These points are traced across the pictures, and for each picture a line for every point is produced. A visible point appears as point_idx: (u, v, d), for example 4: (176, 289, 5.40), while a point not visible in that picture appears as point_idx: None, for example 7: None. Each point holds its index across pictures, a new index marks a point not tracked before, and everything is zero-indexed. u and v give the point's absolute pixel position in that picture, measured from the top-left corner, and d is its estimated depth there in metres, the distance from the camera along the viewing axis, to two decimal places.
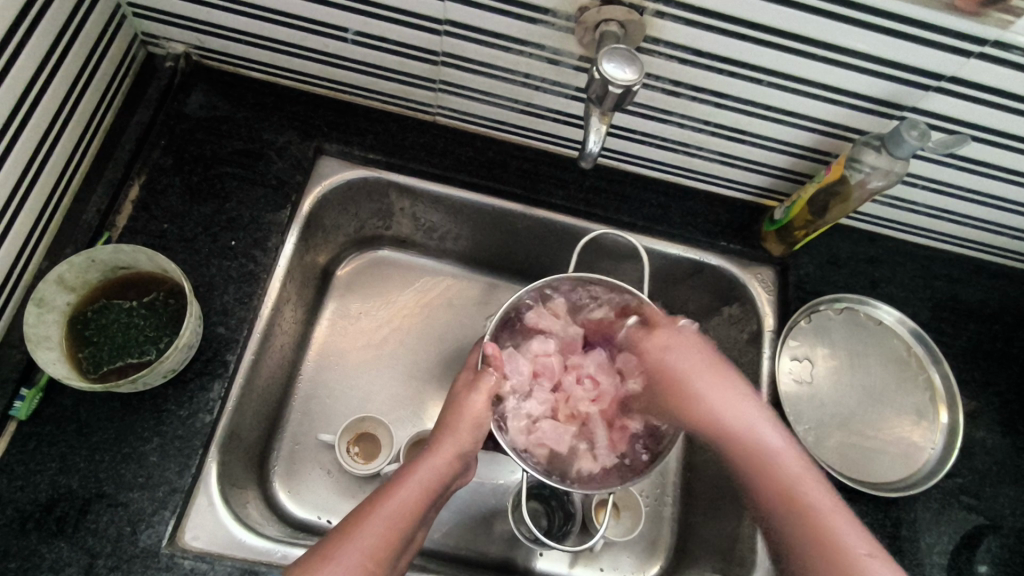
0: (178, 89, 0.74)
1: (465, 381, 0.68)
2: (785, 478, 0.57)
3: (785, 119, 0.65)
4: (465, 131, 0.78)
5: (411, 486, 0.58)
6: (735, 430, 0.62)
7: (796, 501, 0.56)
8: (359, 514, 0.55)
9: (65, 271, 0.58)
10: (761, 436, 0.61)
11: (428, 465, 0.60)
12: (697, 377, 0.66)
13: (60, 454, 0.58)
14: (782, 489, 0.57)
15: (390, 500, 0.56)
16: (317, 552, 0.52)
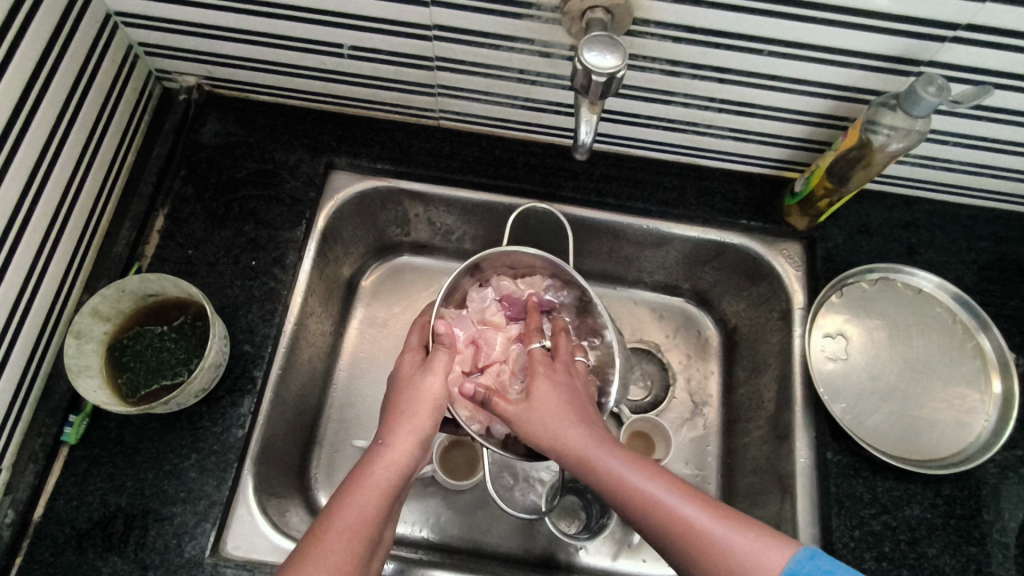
0: (194, 119, 0.77)
1: (409, 362, 0.65)
2: (664, 510, 0.51)
3: (793, 87, 0.62)
4: (470, 132, 0.78)
5: (370, 488, 0.56)
6: (586, 463, 0.56)
7: (671, 521, 0.51)
8: (317, 533, 0.53)
9: (99, 304, 0.62)
10: (624, 478, 0.54)
11: (383, 463, 0.58)
12: (559, 413, 0.58)
13: (109, 474, 0.62)
14: (650, 515, 0.52)
15: (350, 506, 0.54)
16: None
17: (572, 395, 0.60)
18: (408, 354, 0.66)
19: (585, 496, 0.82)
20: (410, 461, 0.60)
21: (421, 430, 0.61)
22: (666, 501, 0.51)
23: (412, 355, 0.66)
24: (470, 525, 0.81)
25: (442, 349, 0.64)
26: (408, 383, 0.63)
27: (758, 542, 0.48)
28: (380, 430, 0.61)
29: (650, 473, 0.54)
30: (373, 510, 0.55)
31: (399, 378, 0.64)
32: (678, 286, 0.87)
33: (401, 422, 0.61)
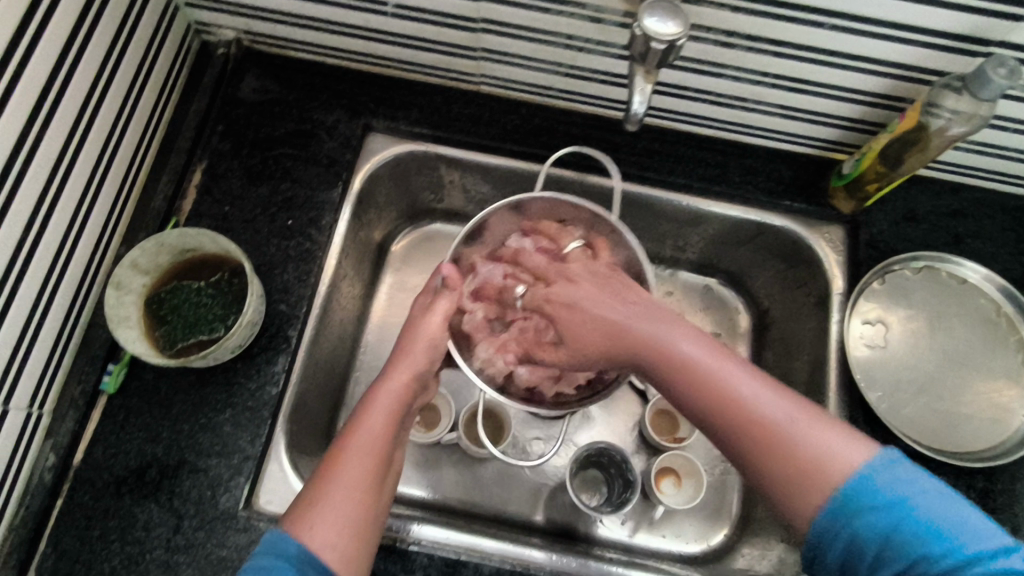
0: (232, 75, 0.76)
1: (420, 304, 0.66)
2: (732, 403, 0.49)
3: (852, 64, 0.60)
4: (510, 99, 0.77)
5: (379, 413, 0.57)
6: (651, 348, 0.53)
7: (734, 409, 0.49)
8: (335, 457, 0.54)
9: (138, 256, 0.62)
10: (694, 362, 0.51)
11: (390, 391, 0.59)
12: (609, 307, 0.56)
13: (146, 424, 0.63)
14: (716, 405, 0.50)
15: (362, 429, 0.56)
16: (302, 501, 0.51)
17: (585, 307, 0.57)
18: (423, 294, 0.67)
19: (608, 472, 0.82)
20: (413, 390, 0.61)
21: (419, 365, 0.62)
22: (741, 390, 0.49)
23: (427, 295, 0.66)
24: (492, 493, 0.81)
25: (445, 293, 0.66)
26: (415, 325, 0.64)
27: (842, 441, 0.46)
28: (388, 363, 0.62)
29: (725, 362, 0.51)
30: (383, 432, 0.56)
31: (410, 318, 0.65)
32: (711, 265, 0.85)
33: (402, 357, 0.62)
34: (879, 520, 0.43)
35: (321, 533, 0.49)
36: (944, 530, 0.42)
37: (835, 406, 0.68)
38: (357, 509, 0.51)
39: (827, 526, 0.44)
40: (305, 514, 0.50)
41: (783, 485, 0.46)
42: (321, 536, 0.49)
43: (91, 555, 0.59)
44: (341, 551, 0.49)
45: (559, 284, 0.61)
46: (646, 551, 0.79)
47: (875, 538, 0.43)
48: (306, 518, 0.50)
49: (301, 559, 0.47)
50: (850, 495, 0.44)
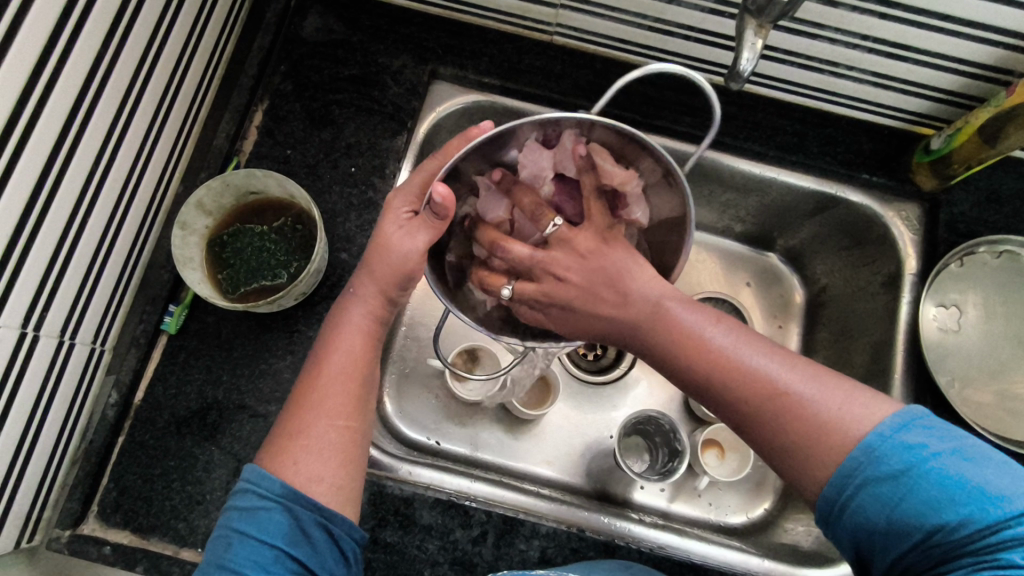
0: (295, 12, 0.73)
1: (396, 217, 0.56)
2: (740, 372, 0.47)
3: (962, 30, 0.56)
4: (583, 53, 0.73)
5: (350, 334, 0.54)
6: (652, 322, 0.51)
7: (750, 387, 0.47)
8: (308, 382, 0.52)
9: (204, 196, 0.61)
10: (698, 333, 0.50)
11: (361, 311, 0.55)
12: (607, 293, 0.53)
13: (206, 366, 0.62)
14: (727, 370, 0.48)
15: (334, 355, 0.53)
16: (280, 434, 0.50)
17: (582, 301, 0.53)
18: (392, 206, 0.57)
19: (653, 440, 0.82)
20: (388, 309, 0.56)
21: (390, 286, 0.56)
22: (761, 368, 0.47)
23: (399, 213, 0.56)
24: (537, 454, 0.81)
25: (431, 219, 0.55)
26: (380, 247, 0.55)
27: (854, 405, 0.44)
28: (354, 279, 0.57)
29: (745, 344, 0.49)
30: (357, 356, 0.53)
31: (375, 236, 0.56)
32: (771, 239, 0.83)
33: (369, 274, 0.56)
34: (905, 482, 0.41)
35: (303, 464, 0.48)
36: (980, 489, 0.40)
37: (901, 389, 0.67)
38: (337, 438, 0.50)
39: (854, 501, 0.42)
40: (286, 446, 0.49)
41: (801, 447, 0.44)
42: (305, 467, 0.48)
43: (152, 491, 0.59)
44: (329, 482, 0.48)
45: (555, 264, 0.54)
46: (685, 520, 0.79)
47: (902, 504, 0.41)
48: (289, 452, 0.49)
49: (283, 496, 0.47)
50: (874, 457, 0.42)
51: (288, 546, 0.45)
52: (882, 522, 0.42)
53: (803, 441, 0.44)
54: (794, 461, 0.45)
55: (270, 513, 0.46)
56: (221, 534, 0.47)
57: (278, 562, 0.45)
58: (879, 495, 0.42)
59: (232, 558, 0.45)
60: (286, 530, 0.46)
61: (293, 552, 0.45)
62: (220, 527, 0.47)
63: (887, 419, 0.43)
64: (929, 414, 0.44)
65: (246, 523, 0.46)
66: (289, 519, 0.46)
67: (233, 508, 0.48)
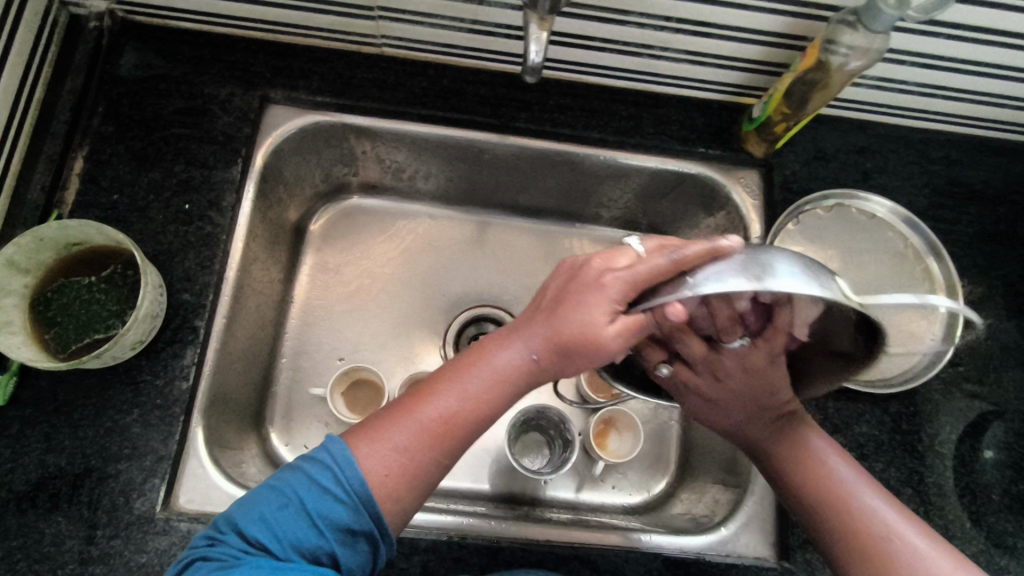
0: (109, 50, 0.70)
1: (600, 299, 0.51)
2: (840, 490, 0.56)
3: (749, 4, 0.60)
4: (415, 61, 0.74)
5: (483, 377, 0.52)
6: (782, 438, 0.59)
7: (855, 521, 0.54)
8: (417, 397, 0.52)
9: (14, 254, 0.57)
10: (824, 462, 0.58)
11: (510, 361, 0.53)
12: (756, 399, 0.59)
13: (45, 433, 0.58)
14: (825, 484, 0.57)
15: (460, 380, 0.52)
16: (374, 420, 0.51)
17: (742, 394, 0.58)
18: (606, 258, 0.53)
19: (548, 434, 0.82)
20: (539, 374, 0.53)
21: (570, 355, 0.52)
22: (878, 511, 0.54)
23: (612, 299, 0.51)
24: None
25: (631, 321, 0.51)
26: (574, 311, 0.52)
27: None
28: (529, 327, 0.54)
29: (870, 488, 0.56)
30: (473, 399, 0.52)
31: (584, 311, 0.51)
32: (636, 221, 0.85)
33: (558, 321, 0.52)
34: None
35: (377, 463, 0.48)
36: None
37: None
38: (416, 455, 0.49)
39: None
40: (372, 435, 0.50)
41: (856, 551, 0.53)
42: (380, 465, 0.48)
43: None
44: (389, 494, 0.48)
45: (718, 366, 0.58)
46: (591, 507, 0.80)
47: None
48: (365, 436, 0.50)
49: (357, 493, 0.47)
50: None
51: (335, 541, 0.46)
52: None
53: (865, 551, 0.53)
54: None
55: (334, 504, 0.47)
56: (277, 491, 0.47)
57: (317, 551, 0.46)
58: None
59: (280, 525, 0.46)
60: (340, 523, 0.46)
61: (335, 548, 0.46)
62: (279, 478, 0.48)
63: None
64: None
65: (310, 496, 0.46)
66: (350, 519, 0.47)
67: (303, 467, 0.48)
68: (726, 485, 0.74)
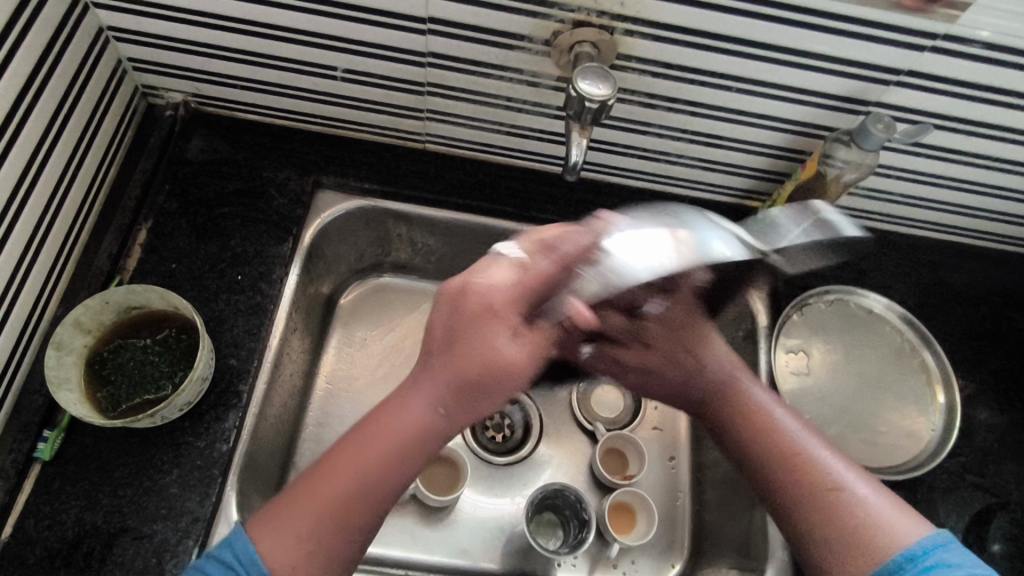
0: (179, 135, 0.77)
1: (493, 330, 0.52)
2: (796, 447, 0.59)
3: (757, 122, 0.68)
4: (454, 157, 0.82)
5: (389, 418, 0.51)
6: (733, 396, 0.64)
7: (794, 462, 0.58)
8: (321, 463, 0.51)
9: (81, 314, 0.61)
10: (766, 410, 0.62)
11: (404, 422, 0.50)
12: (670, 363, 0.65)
13: (84, 491, 0.60)
14: (784, 447, 0.59)
15: (358, 451, 0.50)
16: (278, 502, 0.49)
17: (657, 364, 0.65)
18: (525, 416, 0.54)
19: (563, 514, 0.82)
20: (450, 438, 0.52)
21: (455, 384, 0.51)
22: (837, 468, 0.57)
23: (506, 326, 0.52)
24: (448, 544, 0.80)
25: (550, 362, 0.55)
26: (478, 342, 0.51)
27: (897, 512, 0.53)
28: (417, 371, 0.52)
29: (853, 467, 0.58)
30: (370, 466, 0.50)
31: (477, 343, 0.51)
32: None
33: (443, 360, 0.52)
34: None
35: (275, 548, 0.47)
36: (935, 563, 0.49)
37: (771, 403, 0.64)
38: (316, 543, 0.48)
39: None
40: (269, 518, 0.48)
41: (806, 493, 0.56)
42: (271, 547, 0.47)
43: None
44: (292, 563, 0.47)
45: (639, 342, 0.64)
46: None
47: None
48: (269, 522, 0.48)
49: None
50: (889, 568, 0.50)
51: None
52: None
53: (806, 491, 0.56)
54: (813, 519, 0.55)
55: None
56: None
57: None
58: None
59: None
60: None
61: None
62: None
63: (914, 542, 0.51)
64: (954, 542, 0.51)
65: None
66: None
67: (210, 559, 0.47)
68: (743, 570, 0.75)
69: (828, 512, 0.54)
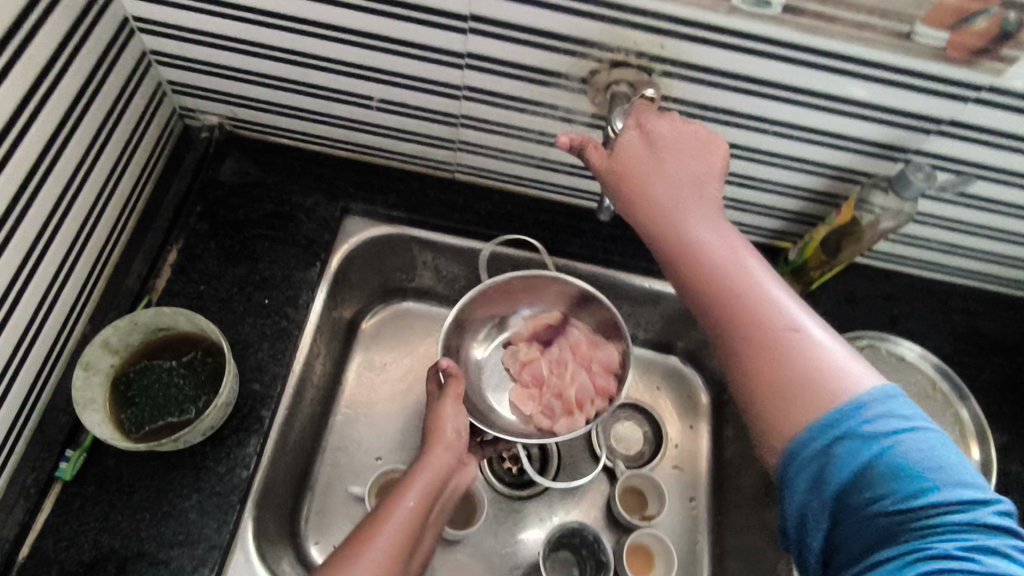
0: (212, 158, 0.78)
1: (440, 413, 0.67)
2: (749, 315, 0.47)
3: (792, 165, 0.67)
4: (483, 187, 0.82)
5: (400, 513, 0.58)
6: (688, 259, 0.51)
7: (740, 324, 0.48)
8: (366, 534, 0.56)
9: (110, 335, 0.61)
10: (721, 271, 0.49)
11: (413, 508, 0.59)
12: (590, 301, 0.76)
13: (103, 513, 0.60)
14: (749, 330, 0.47)
15: (396, 513, 0.57)
16: (338, 560, 0.53)
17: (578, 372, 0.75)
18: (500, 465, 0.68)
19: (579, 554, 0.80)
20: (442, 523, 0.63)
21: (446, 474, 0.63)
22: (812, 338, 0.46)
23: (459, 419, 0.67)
24: None
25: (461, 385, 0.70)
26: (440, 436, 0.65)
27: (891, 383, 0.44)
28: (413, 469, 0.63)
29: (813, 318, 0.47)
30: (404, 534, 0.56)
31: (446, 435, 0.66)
32: (672, 344, 0.91)
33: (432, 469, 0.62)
34: (875, 463, 0.41)
35: None
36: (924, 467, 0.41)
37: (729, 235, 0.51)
38: None
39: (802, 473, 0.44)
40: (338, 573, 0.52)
41: (754, 395, 0.46)
42: None
43: None
44: None
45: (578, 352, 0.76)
46: None
47: (884, 503, 0.41)
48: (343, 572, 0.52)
49: None
50: (821, 421, 0.43)
51: None
52: (870, 497, 0.42)
53: (756, 398, 0.46)
54: (776, 419, 0.45)
55: None
56: None
57: None
58: (880, 477, 0.41)
59: None
60: None
61: None
62: None
63: (858, 390, 0.44)
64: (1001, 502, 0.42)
65: None
66: None
67: None
68: None
69: (818, 410, 0.44)
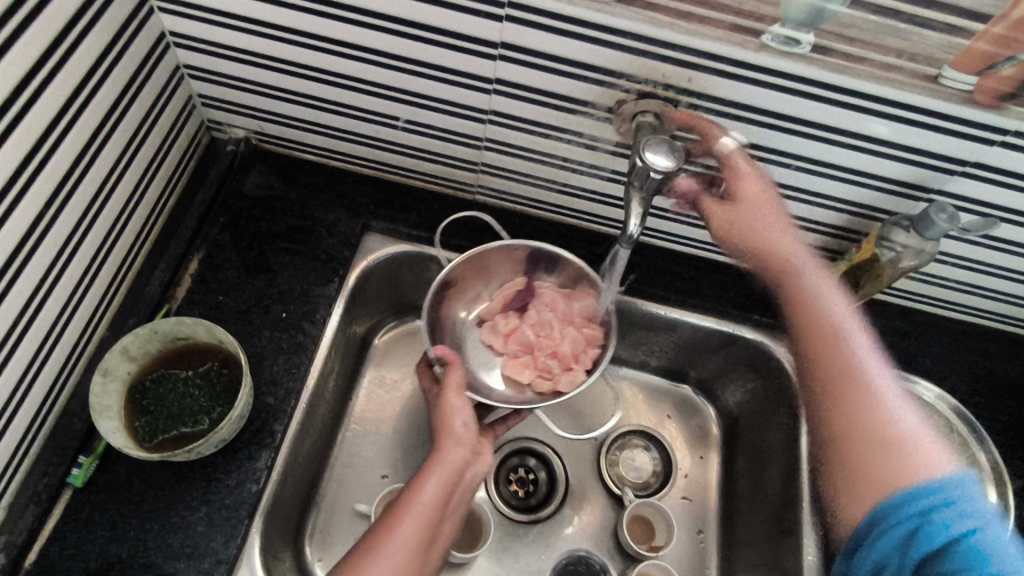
0: (237, 170, 0.79)
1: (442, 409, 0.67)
2: (862, 371, 0.56)
3: (813, 200, 0.68)
4: (503, 209, 0.82)
5: (418, 507, 0.60)
6: (820, 332, 0.59)
7: (844, 376, 0.56)
8: (386, 525, 0.58)
9: (129, 342, 0.62)
10: (838, 327, 0.59)
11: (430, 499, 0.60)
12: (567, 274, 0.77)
13: (111, 522, 0.59)
14: (849, 388, 0.55)
15: (416, 507, 0.60)
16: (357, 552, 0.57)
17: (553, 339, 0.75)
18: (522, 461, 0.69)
19: None
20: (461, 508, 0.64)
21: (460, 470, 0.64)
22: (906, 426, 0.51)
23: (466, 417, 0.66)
24: None
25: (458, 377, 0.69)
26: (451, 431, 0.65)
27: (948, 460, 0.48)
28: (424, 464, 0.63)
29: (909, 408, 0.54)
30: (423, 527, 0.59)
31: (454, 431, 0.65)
32: (685, 373, 0.91)
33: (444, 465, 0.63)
34: (945, 548, 0.44)
35: None
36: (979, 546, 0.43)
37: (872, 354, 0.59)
38: None
39: (871, 539, 0.47)
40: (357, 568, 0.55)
41: (839, 441, 0.53)
42: None
43: None
44: None
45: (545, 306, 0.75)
46: None
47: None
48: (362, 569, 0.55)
49: None
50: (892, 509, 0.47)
51: None
52: None
53: (848, 460, 0.52)
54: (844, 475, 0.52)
55: None
56: None
57: None
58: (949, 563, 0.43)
59: None
60: None
61: None
62: None
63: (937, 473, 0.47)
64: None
65: None
66: None
67: None
68: None
69: (880, 466, 0.50)
